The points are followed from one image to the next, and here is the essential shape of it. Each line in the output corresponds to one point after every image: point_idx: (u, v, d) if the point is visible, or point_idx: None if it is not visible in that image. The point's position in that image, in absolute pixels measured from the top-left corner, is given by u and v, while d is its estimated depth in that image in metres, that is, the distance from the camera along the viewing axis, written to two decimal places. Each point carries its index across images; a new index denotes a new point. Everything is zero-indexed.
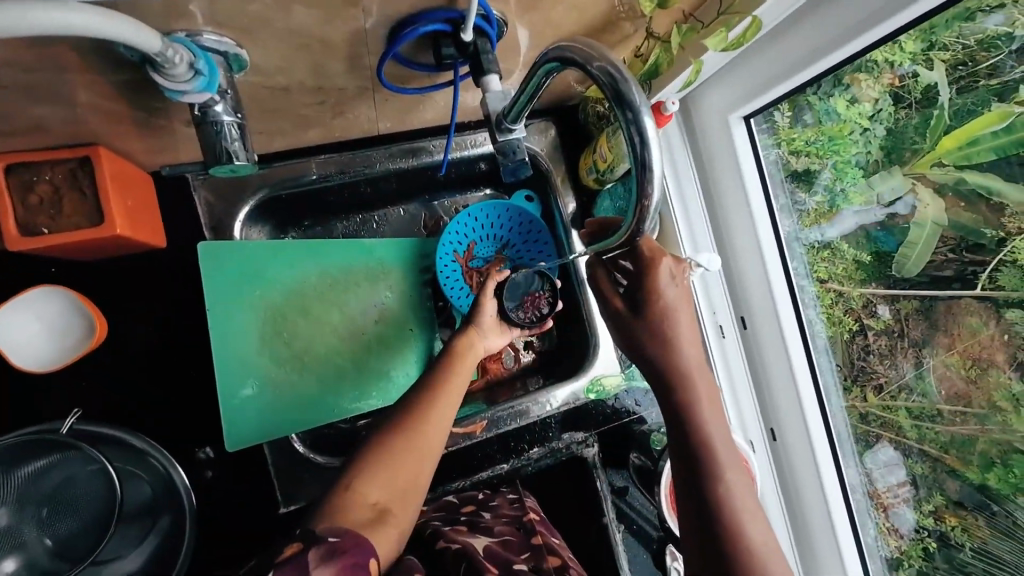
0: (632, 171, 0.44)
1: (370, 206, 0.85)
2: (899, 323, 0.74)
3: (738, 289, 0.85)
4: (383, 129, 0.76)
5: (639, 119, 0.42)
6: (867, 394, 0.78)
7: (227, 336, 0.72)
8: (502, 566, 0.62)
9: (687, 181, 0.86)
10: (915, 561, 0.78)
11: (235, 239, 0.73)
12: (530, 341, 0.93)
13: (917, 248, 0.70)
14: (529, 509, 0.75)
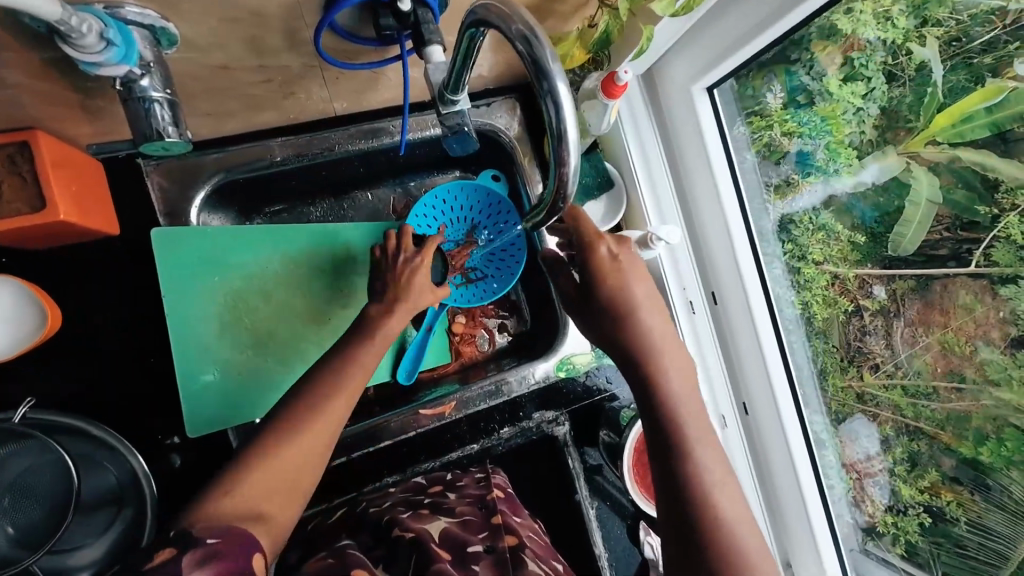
0: (549, 141, 0.44)
1: (340, 192, 0.86)
2: (894, 303, 0.72)
3: (706, 264, 0.86)
4: (339, 111, 0.75)
5: (554, 87, 0.42)
6: (863, 372, 0.76)
7: (184, 321, 0.71)
8: (454, 551, 0.63)
9: (654, 155, 0.85)
10: (910, 536, 0.76)
11: (189, 225, 0.72)
12: (504, 323, 0.95)
13: (913, 226, 0.69)
14: (495, 486, 0.75)
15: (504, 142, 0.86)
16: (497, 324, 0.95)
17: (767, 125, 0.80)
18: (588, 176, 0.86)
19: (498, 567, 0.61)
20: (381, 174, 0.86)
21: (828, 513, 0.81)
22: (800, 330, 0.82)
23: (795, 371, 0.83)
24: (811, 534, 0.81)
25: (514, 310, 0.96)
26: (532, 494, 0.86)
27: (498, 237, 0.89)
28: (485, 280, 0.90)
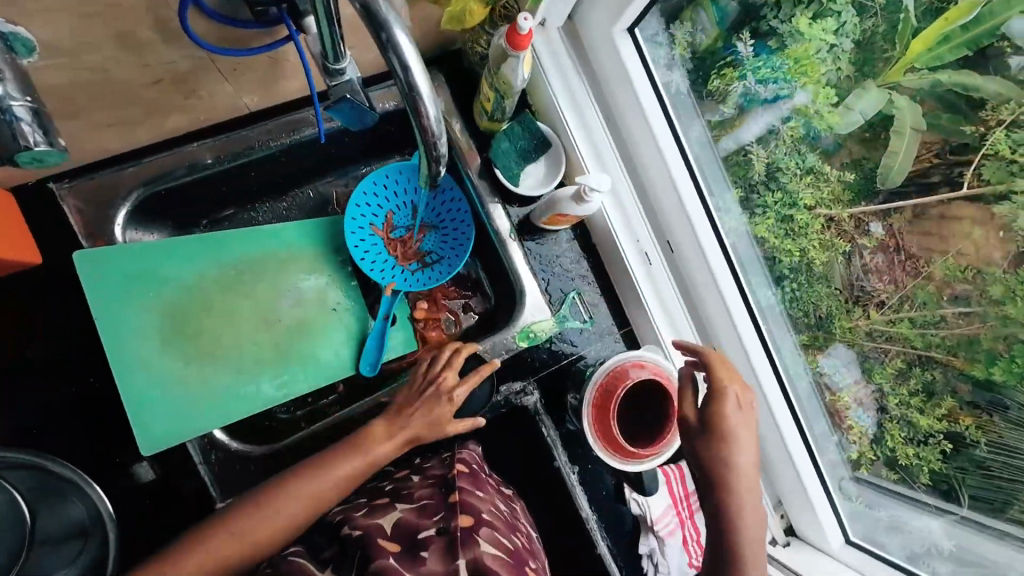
0: (403, 93, 0.45)
1: (277, 193, 0.85)
2: (892, 238, 0.71)
3: (655, 213, 0.85)
4: (250, 108, 0.73)
5: (394, 38, 0.42)
6: (870, 311, 0.74)
7: (126, 342, 0.70)
8: (404, 540, 0.63)
9: (587, 111, 0.83)
10: (933, 465, 0.74)
11: (113, 244, 0.70)
12: (468, 303, 0.94)
13: (900, 156, 0.68)
14: (459, 465, 0.75)
15: None
16: (461, 304, 0.93)
17: (707, 63, 0.78)
18: (520, 142, 0.83)
19: (445, 554, 0.61)
20: (314, 167, 0.84)
21: (806, 443, 0.82)
22: (761, 266, 0.82)
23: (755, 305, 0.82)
24: (794, 467, 0.82)
25: (477, 289, 0.94)
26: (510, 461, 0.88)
27: (443, 216, 0.89)
28: (440, 258, 0.89)
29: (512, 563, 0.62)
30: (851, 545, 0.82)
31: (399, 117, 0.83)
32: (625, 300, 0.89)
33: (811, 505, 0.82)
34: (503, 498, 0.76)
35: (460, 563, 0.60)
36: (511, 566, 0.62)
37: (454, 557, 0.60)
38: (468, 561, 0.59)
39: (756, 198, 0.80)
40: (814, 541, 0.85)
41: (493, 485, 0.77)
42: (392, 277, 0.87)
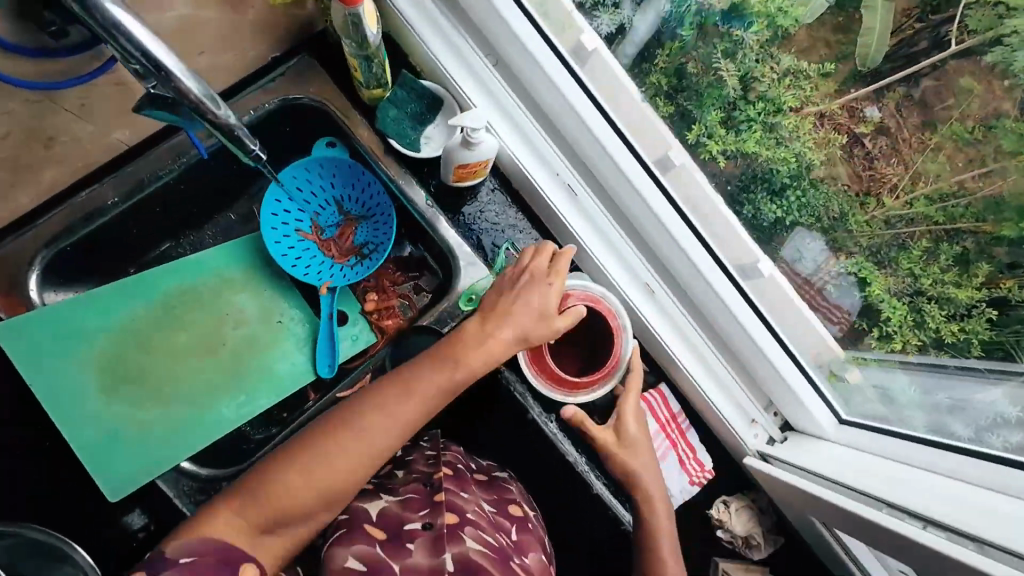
0: (158, 77, 0.50)
1: (194, 224, 0.84)
2: (889, 119, 0.65)
3: (567, 143, 0.83)
4: (127, 143, 0.73)
5: (126, 31, 0.48)
6: (884, 199, 0.67)
7: (70, 401, 0.72)
8: (390, 531, 0.64)
9: (471, 56, 0.80)
10: (982, 335, 0.65)
11: (31, 310, 0.71)
12: (418, 283, 0.92)
13: (877, 31, 0.62)
14: (444, 464, 0.73)
15: (305, 102, 0.80)
16: (411, 287, 0.91)
17: None
18: (408, 106, 0.83)
19: (431, 546, 0.62)
20: (223, 189, 0.83)
21: (774, 333, 0.81)
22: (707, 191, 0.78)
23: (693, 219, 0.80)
24: (765, 358, 0.82)
25: (423, 267, 0.92)
26: (487, 426, 0.87)
27: (365, 203, 0.87)
28: (374, 249, 0.87)
29: (498, 559, 0.63)
30: (844, 424, 0.80)
31: (285, 114, 0.80)
32: (562, 239, 0.88)
33: (790, 391, 0.82)
34: (490, 493, 0.75)
35: (446, 555, 0.60)
36: (497, 562, 0.63)
37: (439, 550, 0.61)
38: (454, 557, 0.61)
39: (738, 113, 0.71)
40: (806, 428, 0.84)
41: (479, 482, 0.76)
42: (329, 276, 0.86)
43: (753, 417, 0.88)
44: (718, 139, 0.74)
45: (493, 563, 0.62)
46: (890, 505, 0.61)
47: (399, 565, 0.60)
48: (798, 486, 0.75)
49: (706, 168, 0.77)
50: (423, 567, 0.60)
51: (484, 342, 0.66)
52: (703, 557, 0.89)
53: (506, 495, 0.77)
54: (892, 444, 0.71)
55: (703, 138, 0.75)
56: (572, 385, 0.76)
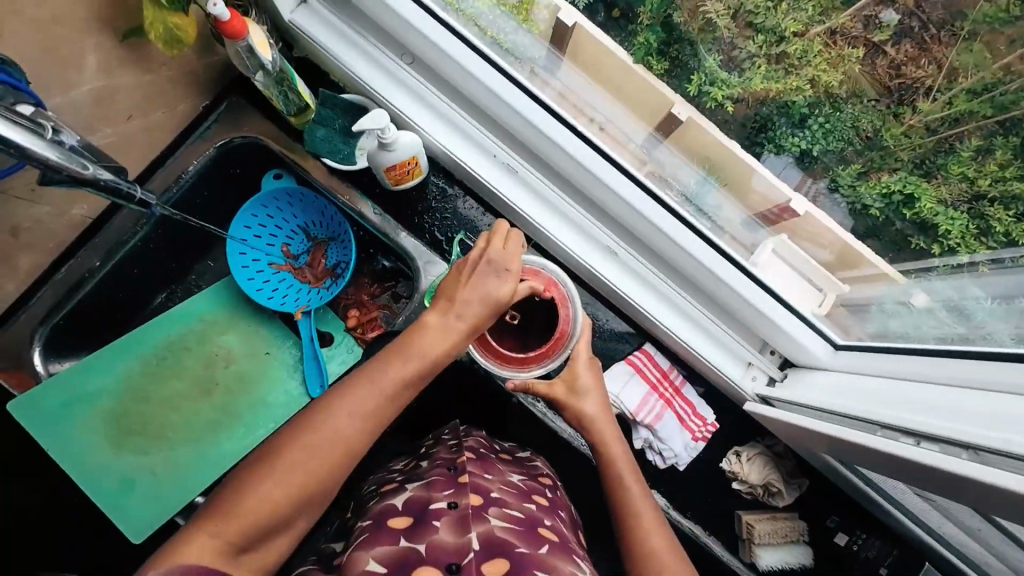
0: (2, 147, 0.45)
1: (177, 277, 0.89)
2: (912, 17, 0.57)
3: (496, 123, 0.82)
4: (90, 217, 0.78)
5: None
6: (919, 102, 0.58)
7: (86, 458, 0.79)
8: (414, 514, 0.61)
9: (386, 60, 0.80)
10: None
11: (38, 384, 0.77)
12: (399, 293, 0.93)
13: None
14: (466, 450, 0.73)
15: (240, 142, 0.83)
16: (391, 296, 0.93)
17: None
18: (335, 122, 0.84)
19: (456, 525, 0.58)
20: (192, 241, 0.87)
21: (749, 274, 0.76)
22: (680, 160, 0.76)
23: (675, 201, 0.77)
24: (743, 299, 0.77)
25: (399, 275, 0.93)
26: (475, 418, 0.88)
27: (323, 225, 0.90)
28: (344, 265, 0.88)
29: (524, 530, 0.61)
30: (842, 349, 0.75)
31: (227, 158, 0.84)
32: (514, 220, 0.89)
33: (777, 327, 0.77)
34: (516, 470, 0.74)
35: (472, 534, 0.57)
36: (524, 533, 0.60)
37: (466, 527, 0.58)
38: (480, 535, 0.57)
39: (738, 54, 0.64)
40: (804, 360, 0.79)
41: (504, 461, 0.75)
42: (306, 301, 0.89)
43: (748, 360, 0.84)
44: (722, 84, 0.65)
45: (519, 535, 0.59)
46: (884, 427, 0.59)
47: (424, 546, 0.56)
48: (810, 427, 0.69)
49: (716, 117, 0.68)
50: (448, 547, 0.56)
51: (449, 331, 0.61)
52: (726, 512, 0.86)
53: (533, 471, 0.76)
54: (889, 359, 0.67)
55: (705, 86, 0.66)
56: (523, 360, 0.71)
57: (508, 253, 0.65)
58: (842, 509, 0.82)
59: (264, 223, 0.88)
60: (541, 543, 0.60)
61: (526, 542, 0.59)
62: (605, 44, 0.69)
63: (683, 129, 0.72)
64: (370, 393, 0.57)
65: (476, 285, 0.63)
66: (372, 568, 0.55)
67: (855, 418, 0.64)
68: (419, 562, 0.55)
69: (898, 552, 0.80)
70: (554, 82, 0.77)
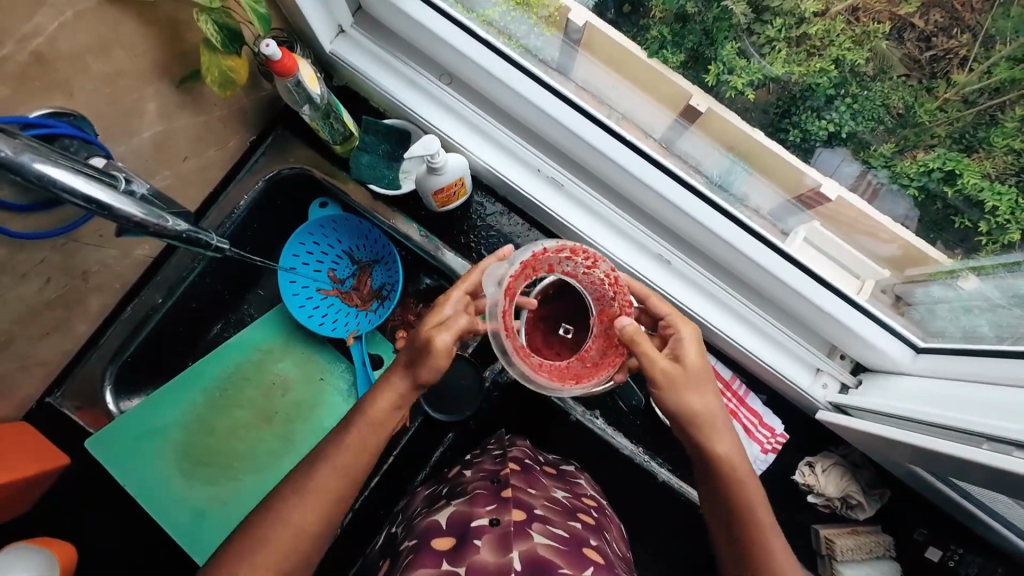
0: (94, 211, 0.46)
1: (233, 308, 0.91)
2: None
3: (538, 136, 0.81)
4: (151, 256, 0.79)
5: (43, 176, 0.43)
6: (953, 74, 0.57)
7: (156, 492, 0.81)
8: (457, 534, 0.60)
9: (425, 81, 0.80)
10: None
11: (112, 420, 0.80)
12: None
13: None
14: (511, 460, 0.71)
15: (285, 173, 0.85)
16: None
17: None
18: (379, 147, 0.84)
19: (498, 545, 0.57)
20: (245, 272, 0.90)
21: (816, 276, 0.73)
22: (712, 150, 0.74)
23: (706, 186, 0.75)
24: (810, 302, 0.74)
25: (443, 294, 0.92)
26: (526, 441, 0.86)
27: (366, 248, 0.90)
28: (391, 287, 0.89)
29: (570, 551, 0.58)
30: (923, 352, 0.71)
31: (275, 190, 0.86)
32: (560, 233, 0.87)
33: (847, 329, 0.73)
34: (561, 485, 0.71)
35: (514, 554, 0.55)
36: (569, 554, 0.57)
37: (507, 548, 0.56)
38: (523, 554, 0.55)
39: (755, 39, 0.63)
40: (881, 365, 0.75)
41: (549, 475, 0.73)
42: (356, 325, 0.90)
43: (816, 366, 0.80)
44: (741, 71, 0.65)
45: (564, 555, 0.57)
46: (991, 439, 0.54)
47: (465, 569, 0.55)
48: (894, 435, 0.66)
49: (735, 106, 0.68)
50: (490, 568, 0.54)
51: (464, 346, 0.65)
52: (800, 527, 0.81)
53: (577, 488, 0.72)
54: (963, 360, 0.64)
55: (724, 76, 0.66)
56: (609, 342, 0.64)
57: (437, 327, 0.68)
58: (928, 519, 0.78)
59: (311, 251, 0.89)
60: (587, 564, 0.57)
61: (571, 564, 0.56)
62: (618, 40, 0.70)
63: (705, 120, 0.72)
64: None
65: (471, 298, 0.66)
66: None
67: (947, 428, 0.60)
68: None
69: (1004, 570, 0.70)
70: (571, 78, 0.76)
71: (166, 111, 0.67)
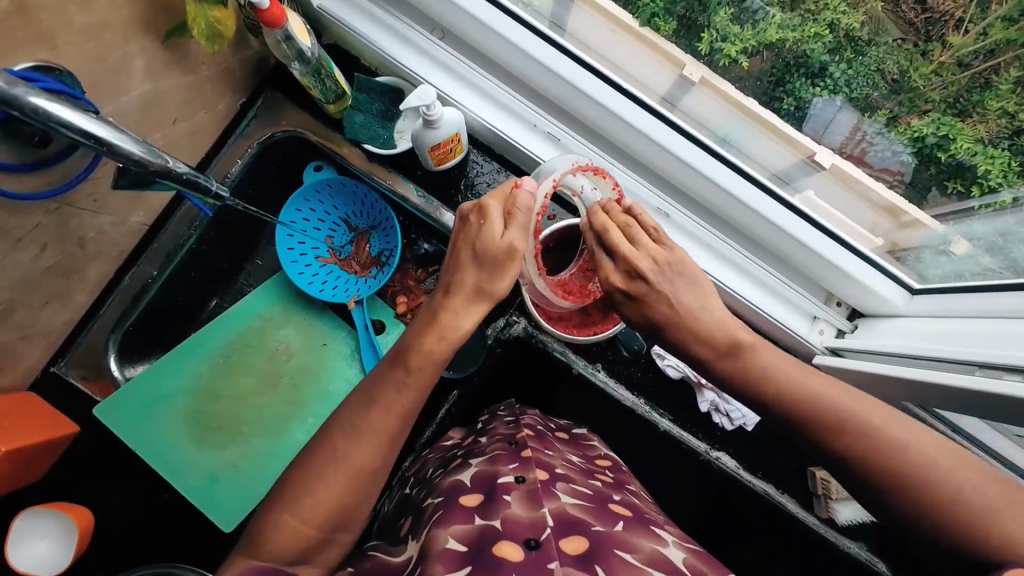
0: (104, 153, 0.46)
1: (232, 276, 0.91)
2: None
3: (532, 90, 0.80)
4: (146, 224, 0.78)
5: (49, 113, 0.43)
6: (949, 38, 0.61)
7: (166, 457, 0.82)
8: (484, 490, 0.56)
9: (414, 35, 0.78)
10: None
11: (119, 387, 0.81)
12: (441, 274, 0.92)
13: None
14: (525, 426, 0.69)
15: (277, 136, 0.84)
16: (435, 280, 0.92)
17: None
18: (372, 106, 0.83)
19: (528, 500, 0.54)
20: (244, 237, 0.90)
21: (812, 221, 0.74)
22: (722, 109, 0.73)
23: (723, 150, 0.75)
24: (809, 250, 0.75)
25: (441, 259, 0.92)
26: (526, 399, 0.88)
27: (364, 214, 0.90)
28: (389, 253, 0.89)
29: (597, 507, 0.55)
30: (918, 294, 0.72)
31: (269, 154, 0.85)
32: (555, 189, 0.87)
33: (843, 273, 0.74)
34: (575, 450, 0.69)
35: (546, 510, 0.52)
36: (596, 511, 0.55)
37: (538, 503, 0.53)
38: (554, 512, 0.52)
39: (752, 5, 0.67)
40: (877, 309, 0.76)
41: (562, 440, 0.71)
42: (357, 290, 0.90)
43: (812, 314, 0.82)
44: (734, 39, 0.68)
45: (594, 513, 0.54)
46: (983, 366, 0.56)
47: (500, 522, 0.51)
48: (886, 373, 0.67)
49: (729, 75, 0.70)
50: (524, 522, 0.51)
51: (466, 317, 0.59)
52: (797, 469, 0.85)
53: (590, 450, 0.71)
54: (958, 299, 0.65)
55: (717, 44, 0.68)
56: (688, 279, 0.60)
57: (463, 248, 0.59)
58: None
59: (307, 217, 0.88)
60: (616, 518, 0.55)
61: (601, 521, 0.53)
62: (609, 9, 0.72)
63: (696, 91, 0.74)
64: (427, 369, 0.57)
65: (477, 244, 0.58)
66: (451, 547, 0.50)
67: (943, 360, 0.61)
68: (498, 538, 0.50)
69: None
70: (568, 31, 0.75)
71: (153, 69, 0.65)
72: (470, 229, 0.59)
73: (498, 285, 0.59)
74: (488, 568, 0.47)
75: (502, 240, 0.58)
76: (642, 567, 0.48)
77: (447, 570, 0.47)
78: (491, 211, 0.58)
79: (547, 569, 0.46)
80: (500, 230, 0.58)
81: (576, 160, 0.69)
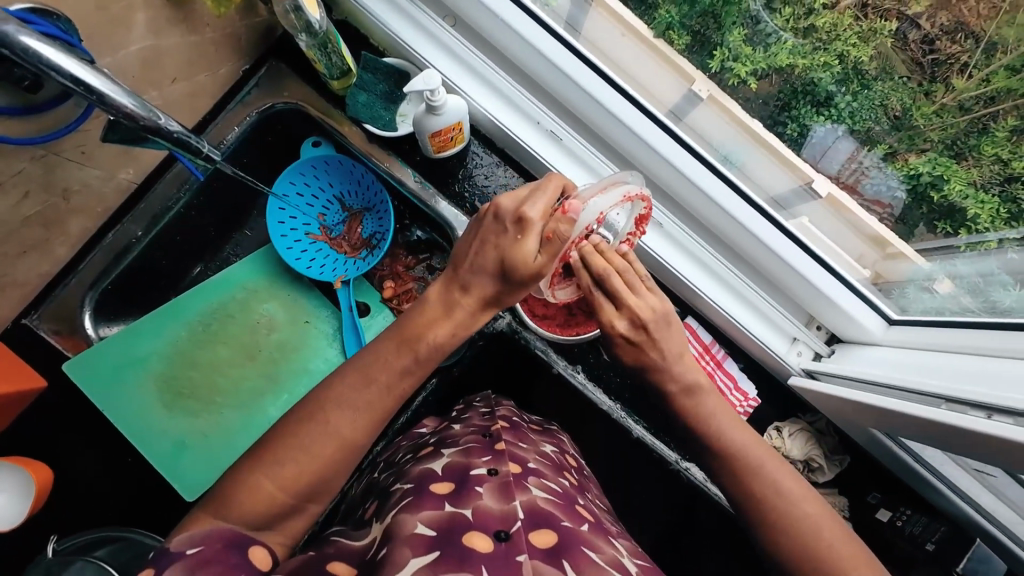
0: (94, 101, 0.45)
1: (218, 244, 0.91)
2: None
3: (541, 88, 0.80)
4: (135, 181, 0.76)
5: (40, 55, 0.42)
6: (955, 81, 0.60)
7: (134, 420, 0.80)
8: (456, 479, 0.56)
9: (427, 21, 0.78)
10: None
11: (92, 344, 0.79)
12: (430, 263, 0.92)
13: None
14: (500, 419, 0.69)
15: (277, 108, 0.83)
16: (425, 269, 0.92)
17: None
18: (377, 87, 0.83)
19: (500, 493, 0.54)
20: (235, 205, 0.89)
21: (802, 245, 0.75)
22: (725, 126, 0.75)
23: (721, 167, 0.76)
24: (796, 272, 0.76)
25: (432, 247, 0.92)
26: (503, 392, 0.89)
27: (359, 196, 0.89)
28: (381, 236, 0.88)
29: (565, 504, 0.56)
30: (895, 324, 0.74)
31: (267, 124, 0.84)
32: None
33: (826, 298, 0.76)
34: (548, 440, 0.71)
35: (517, 503, 0.53)
36: (564, 507, 0.55)
37: (509, 497, 0.53)
38: (524, 504, 0.53)
39: (764, 27, 0.66)
40: (855, 336, 0.78)
41: (535, 431, 0.72)
42: (345, 271, 0.89)
43: (793, 335, 0.83)
44: (746, 59, 0.68)
45: (562, 509, 0.55)
46: (949, 400, 0.57)
47: (471, 512, 0.52)
48: (857, 399, 0.68)
49: (738, 95, 0.71)
50: (494, 514, 0.51)
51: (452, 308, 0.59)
52: None
53: (563, 444, 0.72)
54: (936, 333, 0.67)
55: (729, 62, 0.69)
56: (668, 326, 0.62)
57: (490, 251, 0.57)
58: (884, 484, 0.83)
59: (301, 191, 0.87)
60: (583, 519, 0.55)
61: (569, 517, 0.54)
62: (625, 17, 0.72)
63: (703, 105, 0.74)
64: (404, 354, 0.56)
65: (495, 243, 0.58)
66: (421, 531, 0.49)
67: (911, 391, 0.62)
68: (468, 528, 0.50)
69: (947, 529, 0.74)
70: (582, 33, 0.75)
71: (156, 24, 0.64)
72: (497, 234, 0.58)
73: (512, 298, 0.60)
74: (457, 557, 0.47)
75: (535, 262, 0.56)
76: (605, 567, 0.49)
77: (413, 553, 0.47)
78: (530, 228, 0.56)
79: (516, 562, 0.46)
80: (535, 250, 0.56)
81: (624, 190, 0.64)
